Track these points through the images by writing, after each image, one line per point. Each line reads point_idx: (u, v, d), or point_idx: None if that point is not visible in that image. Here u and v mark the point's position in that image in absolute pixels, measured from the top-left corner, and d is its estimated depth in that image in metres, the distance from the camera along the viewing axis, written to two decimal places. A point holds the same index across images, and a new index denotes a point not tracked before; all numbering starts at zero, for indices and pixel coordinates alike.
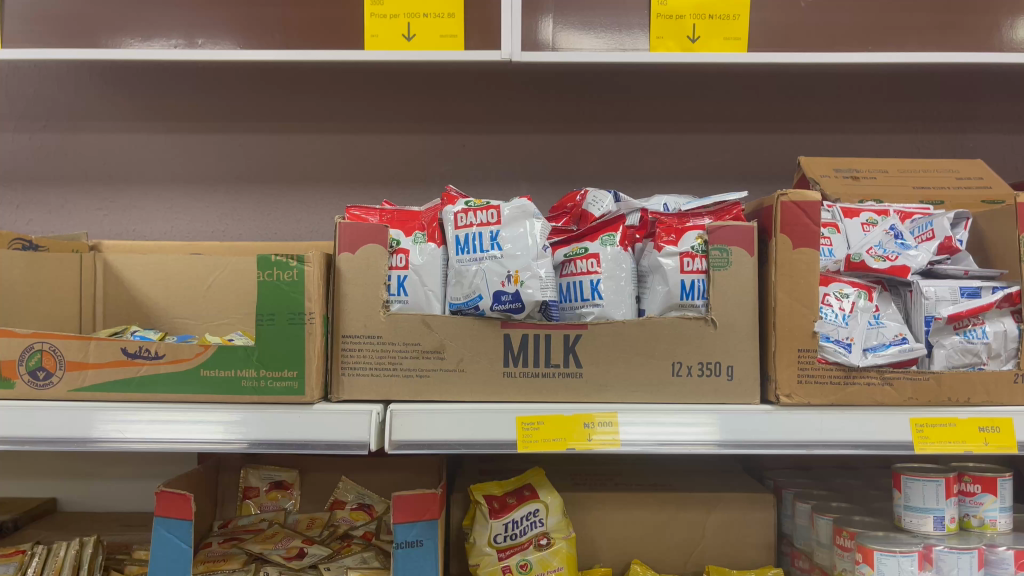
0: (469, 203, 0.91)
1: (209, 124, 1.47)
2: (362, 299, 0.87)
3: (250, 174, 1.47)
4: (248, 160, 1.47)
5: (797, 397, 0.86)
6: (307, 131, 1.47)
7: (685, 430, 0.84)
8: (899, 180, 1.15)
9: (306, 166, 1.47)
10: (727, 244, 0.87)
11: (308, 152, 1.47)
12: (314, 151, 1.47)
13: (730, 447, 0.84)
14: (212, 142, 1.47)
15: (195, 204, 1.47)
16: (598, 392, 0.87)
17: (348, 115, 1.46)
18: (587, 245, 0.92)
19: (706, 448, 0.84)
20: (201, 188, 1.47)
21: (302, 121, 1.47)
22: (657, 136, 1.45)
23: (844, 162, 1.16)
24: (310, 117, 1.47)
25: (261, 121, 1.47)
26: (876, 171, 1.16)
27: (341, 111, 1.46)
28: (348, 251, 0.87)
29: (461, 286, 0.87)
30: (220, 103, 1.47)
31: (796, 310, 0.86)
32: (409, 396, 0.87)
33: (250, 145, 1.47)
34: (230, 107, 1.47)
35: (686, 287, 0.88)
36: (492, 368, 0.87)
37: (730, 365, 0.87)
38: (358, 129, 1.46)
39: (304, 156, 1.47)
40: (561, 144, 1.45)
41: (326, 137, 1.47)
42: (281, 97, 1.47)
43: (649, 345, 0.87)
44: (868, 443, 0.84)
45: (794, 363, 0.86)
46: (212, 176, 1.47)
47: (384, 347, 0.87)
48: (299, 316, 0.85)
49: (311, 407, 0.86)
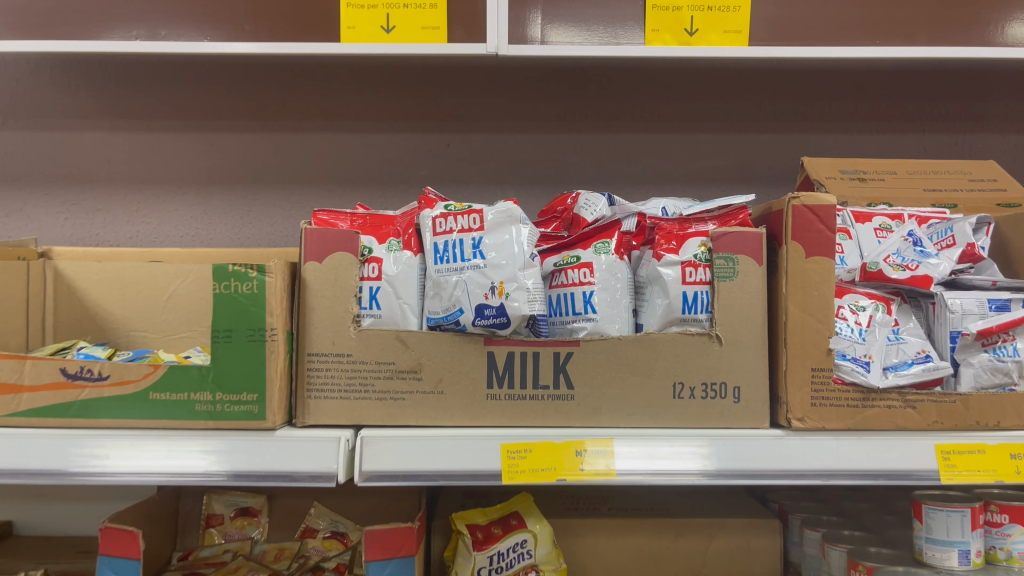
0: (449, 207, 0.83)
1: (177, 123, 1.39)
2: (330, 313, 0.79)
3: (222, 176, 1.38)
4: (219, 160, 1.38)
5: (811, 421, 0.77)
6: (281, 130, 1.38)
7: (678, 459, 0.76)
8: (907, 182, 1.08)
9: (281, 167, 1.38)
10: (733, 253, 0.79)
11: (283, 152, 1.38)
12: (288, 151, 1.38)
13: (721, 476, 0.75)
14: (181, 142, 1.39)
15: (163, 207, 1.39)
16: (592, 417, 0.79)
17: (324, 113, 1.38)
18: (579, 253, 0.84)
19: (694, 479, 0.75)
20: (170, 190, 1.39)
21: (275, 119, 1.38)
22: (653, 136, 1.37)
23: (850, 163, 1.08)
24: (284, 114, 1.38)
25: (232, 119, 1.38)
26: (883, 173, 1.09)
27: (317, 108, 1.38)
28: (315, 259, 0.79)
29: (440, 299, 0.79)
30: (188, 101, 1.38)
31: (810, 325, 0.78)
32: (383, 421, 0.79)
33: (221, 144, 1.39)
34: (199, 105, 1.38)
35: (687, 299, 0.80)
36: (474, 390, 0.79)
37: (736, 386, 0.79)
38: (335, 128, 1.38)
39: (278, 157, 1.38)
40: (551, 144, 1.37)
41: (301, 136, 1.38)
42: (252, 94, 1.38)
43: (648, 364, 0.78)
44: (874, 473, 0.76)
45: (808, 384, 0.78)
46: (181, 177, 1.39)
47: (354, 366, 0.79)
48: (260, 332, 0.77)
49: (273, 433, 0.78)
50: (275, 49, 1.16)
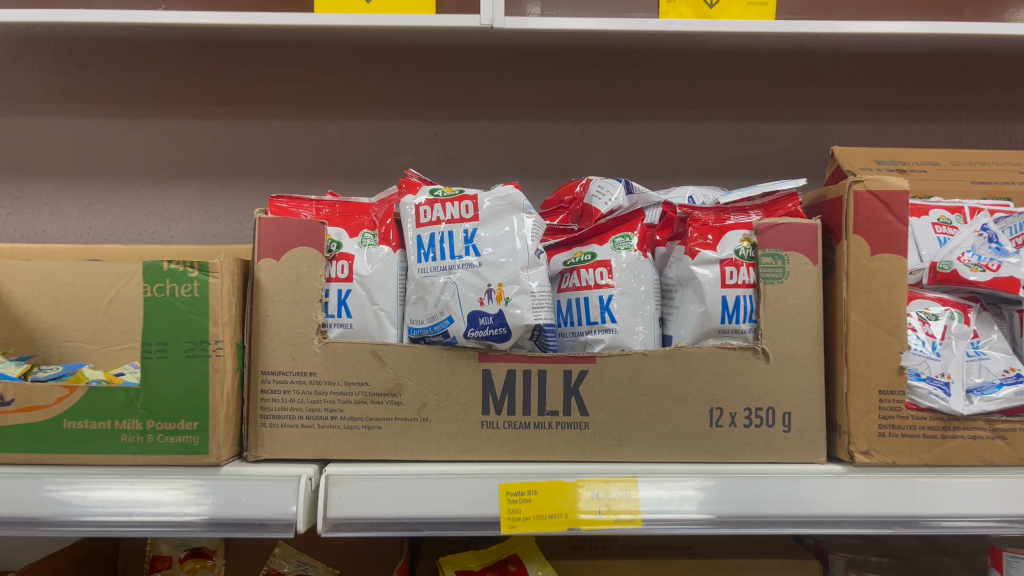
0: (436, 192, 0.68)
1: (134, 108, 1.24)
2: (289, 322, 0.64)
3: (185, 167, 1.24)
4: (181, 149, 1.24)
5: (879, 456, 0.63)
6: (249, 116, 1.23)
7: (691, 505, 0.62)
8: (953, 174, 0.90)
9: (250, 157, 1.23)
10: (782, 248, 0.65)
11: (252, 141, 1.23)
12: (258, 139, 1.23)
13: (746, 526, 0.62)
14: (137, 129, 1.24)
15: (118, 201, 1.24)
16: (612, 450, 0.65)
17: (298, 97, 1.23)
18: (595, 250, 0.71)
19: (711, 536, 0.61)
20: (127, 182, 1.24)
21: (243, 103, 1.23)
22: (665, 125, 1.22)
23: (886, 151, 0.89)
24: (252, 98, 1.23)
25: (196, 103, 1.24)
26: (925, 164, 0.90)
27: (289, 92, 1.23)
28: (270, 256, 0.64)
29: (424, 305, 0.64)
30: (145, 83, 1.24)
31: (878, 337, 0.64)
32: (354, 455, 0.64)
33: (182, 132, 1.24)
34: (158, 88, 1.24)
35: (728, 305, 0.66)
36: (465, 417, 0.64)
37: (787, 413, 0.64)
38: (310, 114, 1.23)
39: (247, 145, 1.23)
40: (551, 133, 1.22)
41: (271, 123, 1.23)
42: (218, 75, 1.23)
43: (680, 386, 0.64)
44: (960, 522, 0.62)
45: (874, 410, 0.63)
46: (138, 169, 1.24)
47: (318, 388, 0.64)
48: (201, 346, 0.62)
49: (218, 469, 0.64)
50: (232, 19, 1.01)
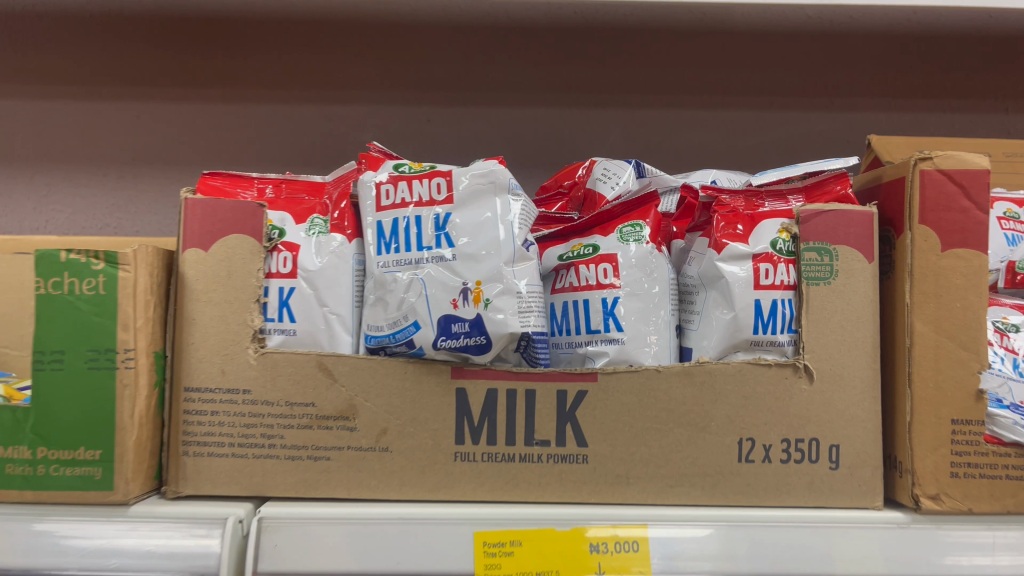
0: (403, 167, 0.56)
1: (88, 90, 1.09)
2: (219, 327, 0.52)
3: (154, 154, 1.10)
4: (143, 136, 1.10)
5: (951, 502, 0.51)
6: (212, 99, 1.08)
7: (717, 564, 0.49)
8: None
9: (225, 143, 1.09)
10: (830, 241, 0.52)
11: (226, 126, 1.09)
12: (235, 125, 1.09)
13: None
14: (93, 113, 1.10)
15: (72, 193, 1.10)
16: (616, 490, 0.52)
17: (276, 80, 1.08)
18: (597, 241, 0.58)
19: None
20: (80, 172, 1.10)
21: (215, 86, 1.08)
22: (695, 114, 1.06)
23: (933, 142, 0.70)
24: (225, 81, 1.08)
25: (165, 84, 1.09)
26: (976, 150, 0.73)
27: (259, 74, 1.08)
28: (197, 245, 0.52)
29: (384, 308, 0.52)
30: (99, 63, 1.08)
31: (950, 354, 0.51)
32: (298, 492, 0.52)
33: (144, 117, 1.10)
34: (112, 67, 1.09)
35: (762, 311, 0.54)
36: (434, 448, 0.52)
37: (834, 446, 0.52)
38: (293, 98, 1.08)
39: (222, 131, 1.09)
40: (562, 119, 1.06)
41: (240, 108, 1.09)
42: (180, 55, 1.08)
43: (701, 412, 0.51)
44: None
45: (943, 444, 0.51)
46: (93, 157, 1.09)
47: (253, 408, 0.52)
48: (105, 356, 0.50)
49: (125, 509, 0.51)
50: None
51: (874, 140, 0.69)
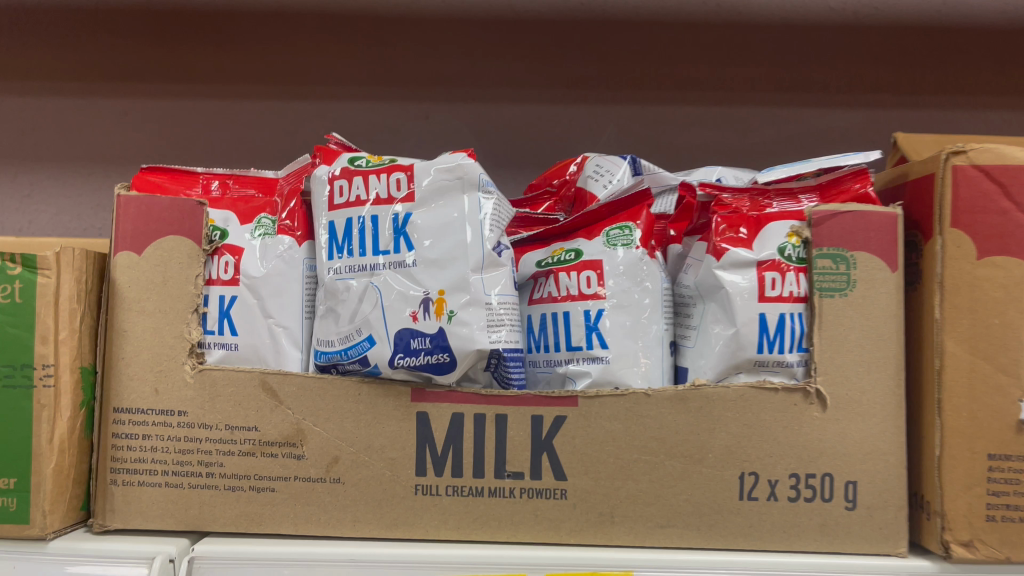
0: (360, 160, 0.50)
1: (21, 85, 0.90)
2: (150, 341, 0.46)
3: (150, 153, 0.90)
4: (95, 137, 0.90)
5: (987, 550, 0.43)
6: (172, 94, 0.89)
7: None
8: None
9: (239, 139, 0.90)
10: (847, 247, 0.46)
11: (239, 122, 0.89)
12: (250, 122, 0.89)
13: None
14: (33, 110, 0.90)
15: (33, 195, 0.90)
16: (600, 530, 0.46)
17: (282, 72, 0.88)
18: (580, 245, 0.52)
19: None
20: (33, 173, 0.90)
21: (222, 79, 0.88)
22: (802, 116, 0.87)
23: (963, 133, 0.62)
24: (233, 74, 0.88)
25: (163, 74, 0.89)
26: None
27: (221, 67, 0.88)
28: (130, 248, 0.46)
29: (336, 321, 0.46)
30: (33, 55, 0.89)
31: (987, 378, 0.44)
32: (239, 527, 0.46)
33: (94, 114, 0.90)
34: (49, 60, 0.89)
35: (767, 326, 0.47)
36: (392, 480, 0.46)
37: (851, 483, 0.45)
38: (310, 94, 0.88)
39: (236, 126, 0.89)
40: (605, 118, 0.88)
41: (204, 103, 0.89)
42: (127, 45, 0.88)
43: (697, 443, 0.45)
44: None
45: (979, 483, 0.44)
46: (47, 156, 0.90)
47: (188, 432, 0.46)
48: (22, 371, 0.45)
49: (44, 544, 0.45)
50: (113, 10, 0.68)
51: (899, 134, 0.61)
